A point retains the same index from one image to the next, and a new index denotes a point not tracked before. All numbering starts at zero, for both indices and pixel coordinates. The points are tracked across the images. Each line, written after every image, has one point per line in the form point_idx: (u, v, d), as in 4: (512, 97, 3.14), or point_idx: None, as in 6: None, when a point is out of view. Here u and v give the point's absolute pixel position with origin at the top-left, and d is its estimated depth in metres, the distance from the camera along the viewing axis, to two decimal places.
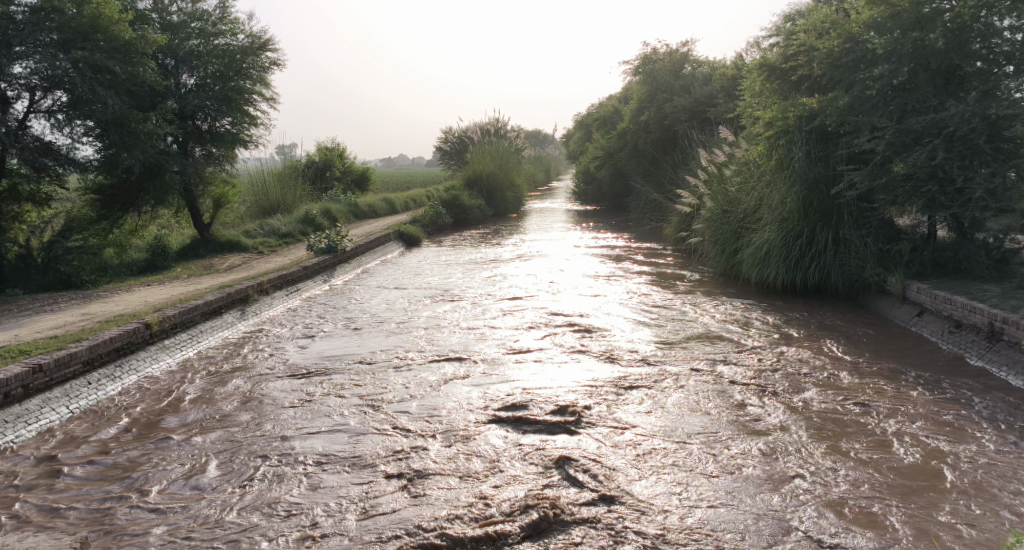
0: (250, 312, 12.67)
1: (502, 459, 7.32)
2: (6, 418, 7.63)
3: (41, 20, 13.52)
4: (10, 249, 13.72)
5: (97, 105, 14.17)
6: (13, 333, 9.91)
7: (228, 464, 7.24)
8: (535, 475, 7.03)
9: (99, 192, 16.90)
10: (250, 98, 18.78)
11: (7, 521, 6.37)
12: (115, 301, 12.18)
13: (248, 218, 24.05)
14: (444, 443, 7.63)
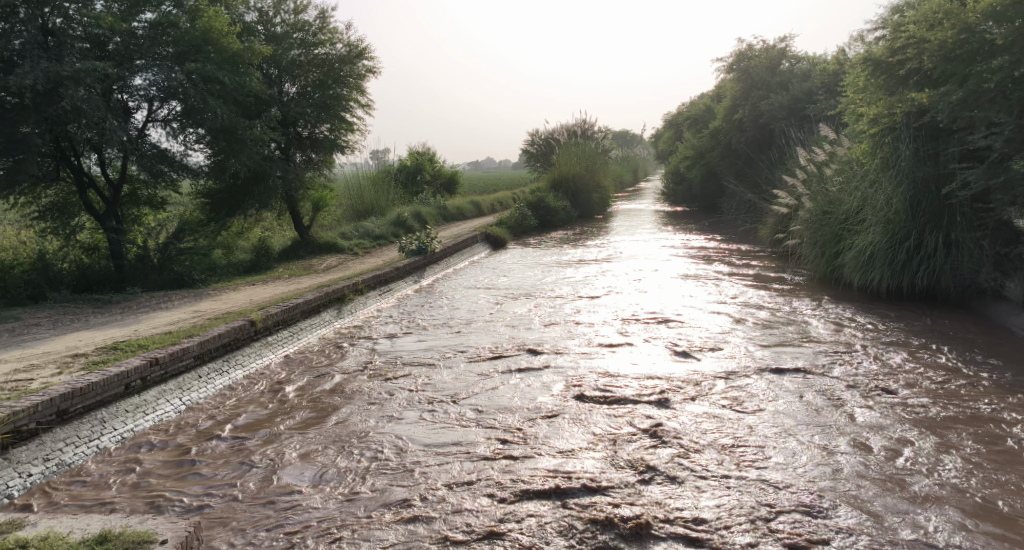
0: (346, 311, 13.11)
1: (592, 454, 7.29)
2: (126, 408, 8.12)
3: (159, 35, 14.41)
4: (131, 250, 14.69)
5: (208, 114, 14.94)
6: (133, 329, 10.59)
7: (325, 454, 7.50)
8: (625, 473, 6.96)
9: (210, 196, 18.17)
10: (347, 105, 19.44)
11: (130, 503, 6.79)
12: (223, 299, 12.86)
13: (343, 220, 24.90)
14: (534, 438, 7.66)
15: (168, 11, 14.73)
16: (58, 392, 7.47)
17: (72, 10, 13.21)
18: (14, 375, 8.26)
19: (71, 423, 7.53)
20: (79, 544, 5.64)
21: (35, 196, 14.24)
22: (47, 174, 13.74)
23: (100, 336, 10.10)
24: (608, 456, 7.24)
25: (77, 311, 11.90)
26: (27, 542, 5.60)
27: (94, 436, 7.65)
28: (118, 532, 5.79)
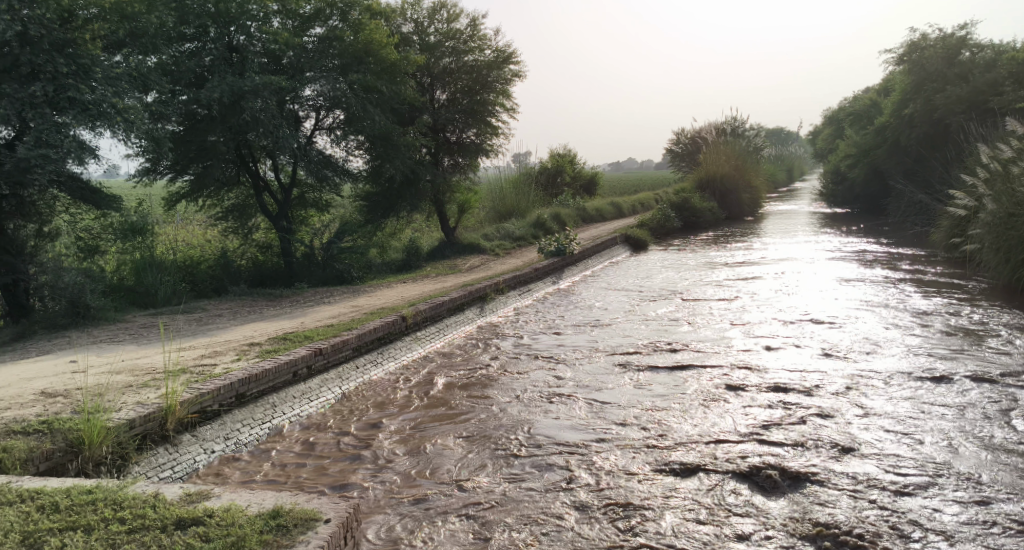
0: (489, 310, 13.47)
1: (736, 458, 7.09)
2: (294, 393, 8.75)
3: (327, 48, 15.41)
4: (299, 248, 15.85)
5: (366, 122, 15.82)
6: (299, 321, 11.40)
7: (474, 445, 7.65)
8: (771, 478, 6.71)
9: (367, 199, 19.21)
10: (494, 110, 19.91)
11: (291, 471, 7.32)
12: (377, 296, 13.56)
13: (485, 222, 25.54)
14: (674, 438, 7.54)
15: (334, 26, 15.76)
16: (238, 376, 8.13)
17: (253, 28, 14.37)
18: (200, 360, 9.11)
19: (247, 405, 8.15)
20: (257, 518, 5.19)
21: (220, 197, 16.04)
22: (230, 179, 15.30)
23: (272, 327, 10.95)
24: (753, 461, 7.01)
25: (252, 303, 13.03)
26: (212, 511, 5.23)
27: (267, 418, 8.24)
28: (291, 508, 5.30)
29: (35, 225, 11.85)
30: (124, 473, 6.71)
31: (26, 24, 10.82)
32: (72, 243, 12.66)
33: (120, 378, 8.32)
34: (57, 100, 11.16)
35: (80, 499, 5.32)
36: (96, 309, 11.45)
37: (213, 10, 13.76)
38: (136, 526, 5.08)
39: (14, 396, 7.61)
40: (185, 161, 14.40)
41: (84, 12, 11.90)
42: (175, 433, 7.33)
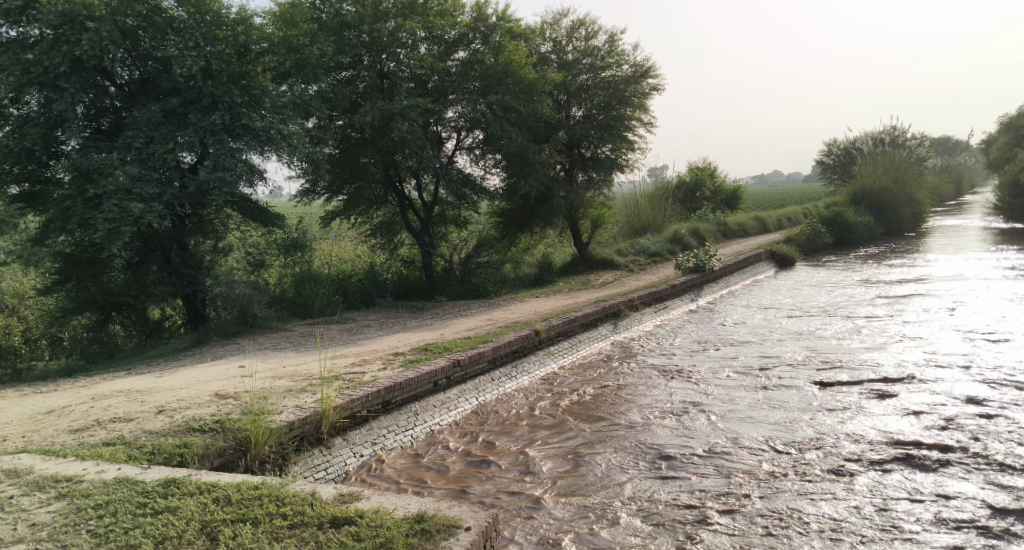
0: (623, 326, 13.43)
1: (882, 485, 6.71)
2: (434, 403, 9.08)
3: (468, 71, 16.05)
4: (439, 262, 16.50)
5: (504, 140, 16.27)
6: (439, 332, 11.85)
7: (610, 459, 7.58)
8: (922, 511, 6.30)
9: (504, 215, 19.74)
10: (631, 124, 19.82)
11: (428, 472, 7.64)
12: (512, 309, 13.88)
13: (620, 238, 25.49)
14: (815, 461, 7.24)
15: (477, 49, 16.40)
16: (384, 384, 8.54)
17: (402, 55, 15.19)
18: (351, 368, 9.63)
19: (392, 412, 8.54)
20: (403, 521, 5.40)
21: (369, 216, 16.93)
22: (377, 198, 16.07)
23: (415, 338, 11.46)
24: (901, 490, 6.62)
25: (397, 315, 13.67)
26: (362, 512, 5.48)
27: (410, 425, 8.59)
28: (434, 514, 5.48)
29: (211, 241, 13.34)
30: (285, 472, 7.14)
31: (208, 60, 11.99)
32: (242, 257, 13.93)
33: (281, 383, 8.98)
34: (232, 127, 12.22)
35: (248, 493, 5.73)
36: (262, 318, 12.40)
37: (368, 39, 14.66)
38: (296, 522, 5.41)
39: (192, 396, 8.41)
40: (339, 182, 15.49)
41: (256, 46, 13.02)
42: (329, 436, 7.75)
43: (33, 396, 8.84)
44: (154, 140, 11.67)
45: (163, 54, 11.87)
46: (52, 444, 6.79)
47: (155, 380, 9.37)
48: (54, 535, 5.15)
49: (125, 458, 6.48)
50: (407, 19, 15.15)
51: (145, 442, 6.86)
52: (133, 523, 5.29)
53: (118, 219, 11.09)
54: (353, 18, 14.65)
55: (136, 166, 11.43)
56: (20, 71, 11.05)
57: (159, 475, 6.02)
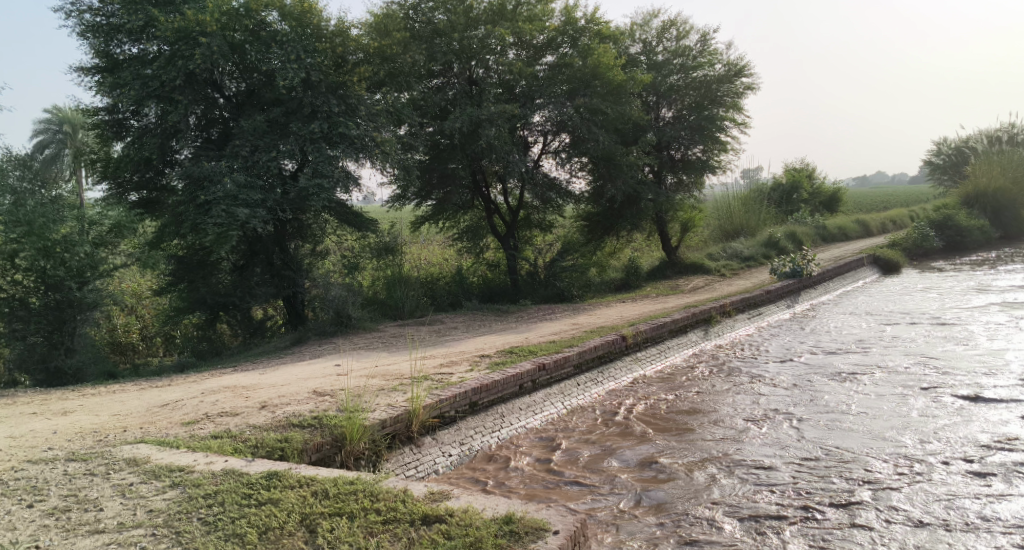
0: (714, 332, 13.18)
1: (990, 504, 6.35)
2: (521, 406, 9.16)
3: (556, 75, 16.11)
4: (524, 266, 16.66)
5: (591, 143, 16.21)
6: (525, 335, 11.95)
7: (700, 467, 7.43)
8: None
9: (589, 219, 19.76)
10: (723, 125, 19.38)
11: (513, 472, 7.72)
12: (598, 314, 13.83)
13: (712, 241, 25.00)
14: (916, 475, 6.91)
15: (565, 52, 16.46)
16: (471, 385, 8.69)
17: (491, 60, 15.44)
18: (439, 369, 9.81)
19: (480, 413, 8.67)
20: (492, 522, 5.48)
21: (456, 220, 17.50)
22: (465, 203, 16.67)
23: (501, 340, 11.60)
24: (1011, 510, 6.24)
25: (483, 318, 13.85)
26: (452, 511, 5.60)
27: (497, 427, 8.69)
28: (522, 515, 5.54)
29: (309, 244, 13.90)
30: (378, 469, 7.34)
31: (309, 71, 12.44)
32: (338, 260, 14.29)
33: (374, 382, 9.25)
34: (330, 136, 12.70)
35: (344, 488, 5.94)
36: (356, 318, 12.79)
37: (458, 47, 14.96)
38: (389, 518, 5.56)
39: (292, 393, 8.79)
40: (429, 188, 15.93)
41: (352, 57, 13.48)
42: (419, 435, 7.92)
43: (150, 389, 9.44)
44: (258, 148, 12.28)
45: (267, 66, 12.44)
46: (167, 435, 7.23)
47: (258, 377, 9.85)
48: (169, 520, 5.46)
49: (231, 450, 6.82)
50: (497, 26, 15.38)
51: (249, 436, 7.19)
52: (239, 513, 5.56)
53: (226, 223, 11.69)
54: (444, 26, 14.96)
55: (242, 173, 12.04)
56: (140, 85, 11.83)
57: (262, 468, 6.33)
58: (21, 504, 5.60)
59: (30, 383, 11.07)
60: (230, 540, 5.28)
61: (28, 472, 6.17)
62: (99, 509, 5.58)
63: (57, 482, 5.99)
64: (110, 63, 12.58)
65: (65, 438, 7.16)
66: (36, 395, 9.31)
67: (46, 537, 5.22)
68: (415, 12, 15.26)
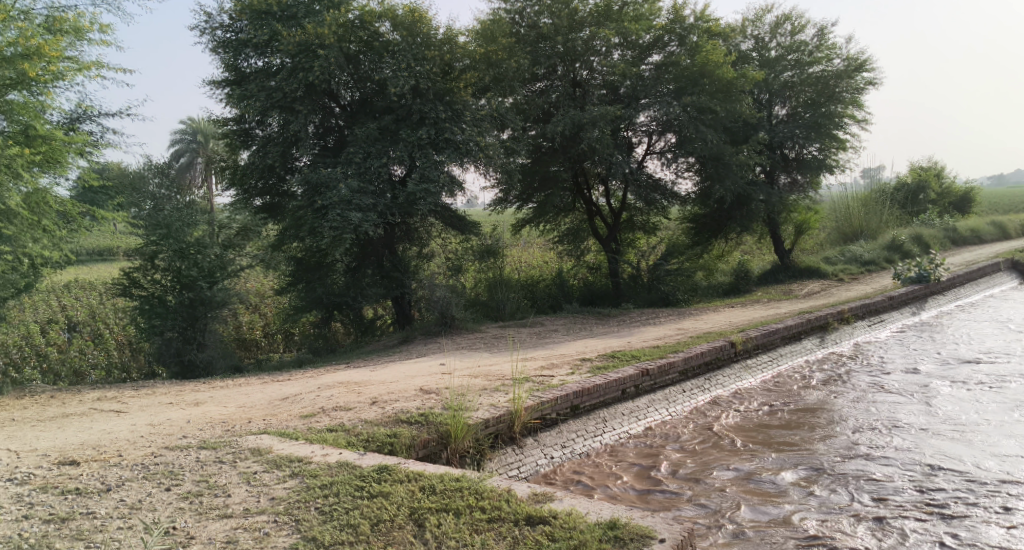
0: (830, 340, 12.64)
1: None
2: (623, 411, 9.10)
3: (662, 75, 15.88)
4: (626, 269, 16.51)
5: (698, 142, 15.83)
6: (627, 340, 11.85)
7: (814, 479, 7.12)
8: None
9: (696, 221, 19.42)
10: (841, 122, 18.50)
11: (616, 475, 7.68)
12: (705, 319, 13.54)
13: (828, 244, 23.98)
14: None
15: (672, 51, 16.20)
16: (573, 388, 8.71)
17: (596, 62, 15.45)
18: (541, 371, 9.87)
19: (581, 416, 8.67)
20: (596, 526, 5.48)
21: (557, 223, 17.79)
22: (567, 205, 17.03)
23: (604, 344, 11.56)
24: None
25: (584, 321, 13.84)
26: (556, 513, 5.65)
27: (599, 431, 8.66)
28: (627, 522, 5.53)
29: (417, 246, 14.65)
30: (482, 467, 7.46)
31: (419, 79, 12.87)
32: (443, 262, 14.93)
33: (477, 382, 9.42)
34: (437, 141, 13.03)
35: (450, 485, 6.11)
36: (460, 319, 13.04)
37: (562, 49, 15.02)
38: (494, 517, 5.68)
39: (400, 390, 9.11)
40: (530, 191, 16.37)
41: (460, 63, 13.76)
42: (521, 436, 8.01)
43: (271, 383, 10.01)
44: (371, 155, 12.78)
45: (380, 75, 12.89)
46: (286, 427, 7.64)
47: (369, 374, 10.24)
48: (289, 509, 5.77)
49: (344, 444, 7.13)
50: (602, 27, 15.34)
51: (361, 430, 7.49)
52: (352, 504, 5.81)
53: (341, 227, 12.22)
54: (549, 29, 15.05)
55: (356, 179, 12.57)
56: (264, 97, 12.57)
57: (373, 462, 6.59)
58: (160, 487, 6.04)
59: (166, 375, 11.96)
60: (344, 530, 5.51)
61: (165, 458, 6.67)
62: (227, 495, 5.97)
63: (190, 468, 6.44)
64: (238, 76, 13.43)
65: (196, 427, 7.70)
66: (172, 386, 10.03)
67: (181, 518, 5.62)
68: (521, 16, 15.44)
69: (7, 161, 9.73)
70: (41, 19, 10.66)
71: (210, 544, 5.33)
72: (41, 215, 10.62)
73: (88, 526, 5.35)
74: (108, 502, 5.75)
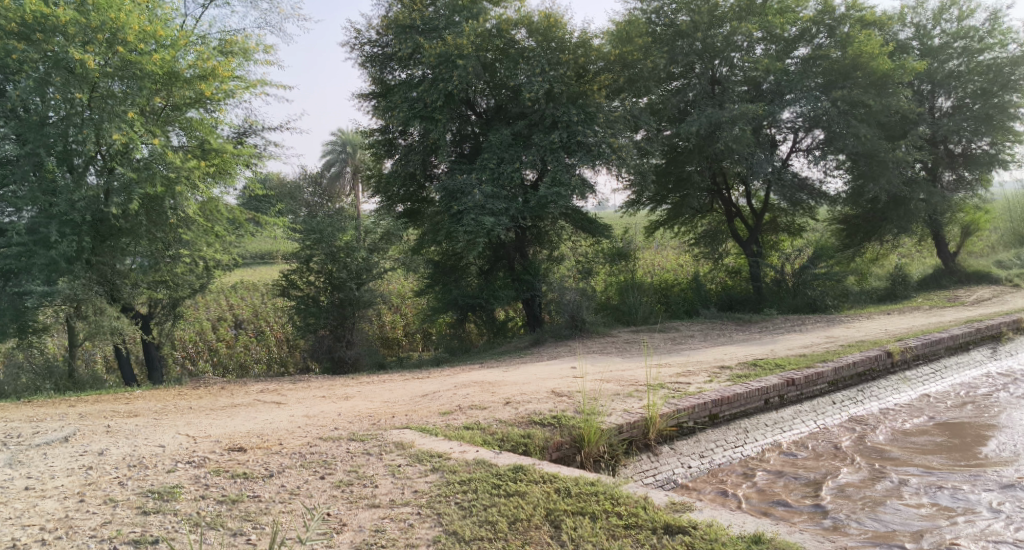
0: (1003, 352, 11.59)
1: None
2: (766, 421, 8.75)
3: (810, 69, 15.16)
4: (768, 273, 15.81)
5: (850, 138, 14.95)
6: (770, 347, 11.38)
7: (982, 504, 6.53)
8: None
9: (846, 222, 18.40)
10: (1017, 113, 16.87)
11: (758, 483, 7.41)
12: (856, 327, 12.76)
13: (1001, 247, 21.98)
14: None
15: (820, 43, 15.42)
16: (711, 397, 8.49)
17: (736, 58, 15.00)
18: (676, 378, 9.66)
19: (720, 426, 8.43)
20: (739, 539, 5.33)
21: (693, 224, 17.53)
22: (704, 206, 16.68)
23: (744, 351, 11.15)
24: None
25: (723, 327, 13.42)
26: (696, 524, 5.53)
27: (740, 442, 8.35)
28: (773, 537, 5.35)
29: (547, 249, 14.88)
30: (617, 473, 7.37)
31: (553, 83, 12.90)
32: (574, 265, 14.89)
33: (609, 387, 9.36)
34: (569, 144, 13.05)
35: (585, 488, 6.11)
36: (591, 323, 12.99)
37: (701, 47, 14.69)
38: (631, 523, 5.63)
39: (533, 391, 9.22)
40: (663, 193, 16.25)
41: (594, 66, 13.72)
42: (657, 443, 7.85)
43: (412, 381, 10.44)
44: (504, 160, 13.06)
45: (515, 81, 13.10)
46: (426, 423, 7.94)
47: (503, 374, 10.44)
48: (431, 502, 5.99)
49: (481, 442, 7.31)
50: (744, 22, 14.83)
51: (496, 430, 7.63)
52: (490, 502, 5.94)
53: (475, 231, 12.58)
54: (688, 26, 14.74)
55: (490, 184, 12.94)
56: (407, 107, 13.18)
57: (509, 461, 6.72)
58: (315, 475, 6.46)
59: (319, 370, 12.79)
60: (484, 526, 5.66)
61: (320, 448, 7.11)
62: (375, 486, 6.29)
63: (341, 459, 6.84)
64: (384, 88, 14.25)
65: (345, 420, 8.16)
66: (324, 381, 10.69)
67: (334, 505, 5.98)
68: (658, 15, 15.23)
69: (186, 173, 10.68)
70: (216, 43, 11.71)
71: (361, 531, 5.64)
72: (214, 221, 11.67)
73: (255, 508, 5.81)
74: (271, 487, 6.21)
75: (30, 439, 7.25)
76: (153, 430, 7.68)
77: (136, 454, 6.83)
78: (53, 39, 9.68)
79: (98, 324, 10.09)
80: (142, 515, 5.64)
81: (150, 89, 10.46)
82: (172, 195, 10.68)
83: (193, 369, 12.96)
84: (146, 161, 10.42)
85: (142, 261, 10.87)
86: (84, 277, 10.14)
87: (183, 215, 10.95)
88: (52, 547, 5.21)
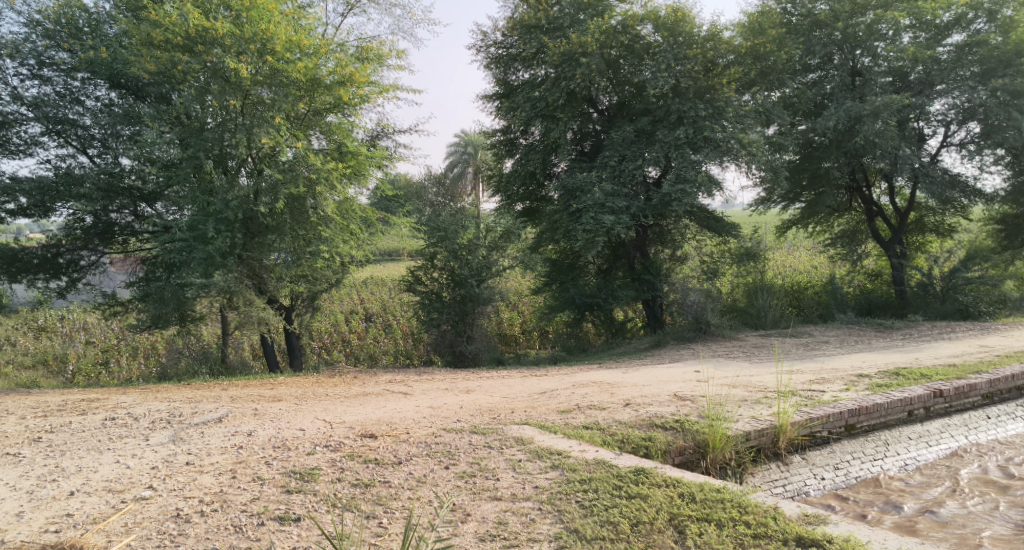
0: None
1: None
2: (910, 435, 8.23)
3: (964, 57, 14.05)
4: (914, 277, 14.77)
5: (1010, 131, 13.79)
6: (914, 355, 10.68)
7: None
8: None
9: (1004, 222, 16.99)
10: None
11: (901, 497, 6.98)
12: (1014, 336, 11.76)
13: None
14: None
15: (979, 30, 14.22)
16: (848, 406, 8.08)
17: (880, 47, 14.11)
18: (809, 385, 9.21)
19: (858, 437, 8.04)
20: None
21: (830, 224, 16.78)
22: (842, 205, 15.85)
23: (885, 359, 10.51)
24: None
25: (860, 333, 12.70)
26: (832, 538, 5.32)
27: (880, 455, 7.91)
28: None
29: (669, 249, 14.72)
30: (745, 482, 7.15)
31: (679, 78, 12.68)
32: (698, 265, 14.58)
33: (735, 392, 9.06)
34: (696, 140, 12.77)
35: (711, 495, 5.97)
36: (716, 325, 12.62)
37: (841, 36, 14.02)
38: (761, 533, 5.46)
39: (654, 394, 9.10)
40: (797, 190, 15.72)
41: (723, 59, 13.27)
42: (787, 452, 7.56)
43: (531, 377, 10.55)
44: (626, 158, 13.01)
45: (640, 77, 13.02)
46: (546, 420, 8.00)
47: (623, 376, 10.37)
48: (553, 499, 6.05)
49: (601, 442, 7.28)
50: (890, 9, 13.97)
51: (617, 431, 7.58)
52: (611, 503, 5.93)
53: (594, 229, 12.61)
54: (827, 16, 14.10)
55: (611, 182, 12.90)
56: (529, 107, 13.39)
57: (630, 463, 6.67)
58: (440, 464, 6.67)
59: (441, 363, 13.19)
60: (605, 526, 5.66)
61: (444, 438, 7.32)
62: (497, 479, 6.43)
63: (464, 450, 7.02)
64: (508, 89, 14.52)
65: (467, 413, 8.36)
66: (448, 374, 11.03)
67: (458, 495, 6.15)
68: (794, 5, 14.63)
69: (326, 174, 11.32)
70: (353, 50, 12.28)
71: (484, 522, 5.78)
72: (349, 220, 12.23)
73: (386, 494, 6.08)
74: (400, 474, 6.47)
75: (188, 419, 7.91)
76: (294, 414, 8.19)
77: (280, 436, 7.31)
78: (212, 51, 10.43)
79: (248, 315, 10.99)
80: (286, 494, 6.03)
81: (295, 95, 11.11)
82: (314, 195, 11.37)
83: (328, 357, 13.67)
84: (291, 163, 11.19)
85: (286, 256, 11.55)
86: (235, 271, 10.96)
87: (322, 214, 11.58)
88: (209, 519, 5.67)
